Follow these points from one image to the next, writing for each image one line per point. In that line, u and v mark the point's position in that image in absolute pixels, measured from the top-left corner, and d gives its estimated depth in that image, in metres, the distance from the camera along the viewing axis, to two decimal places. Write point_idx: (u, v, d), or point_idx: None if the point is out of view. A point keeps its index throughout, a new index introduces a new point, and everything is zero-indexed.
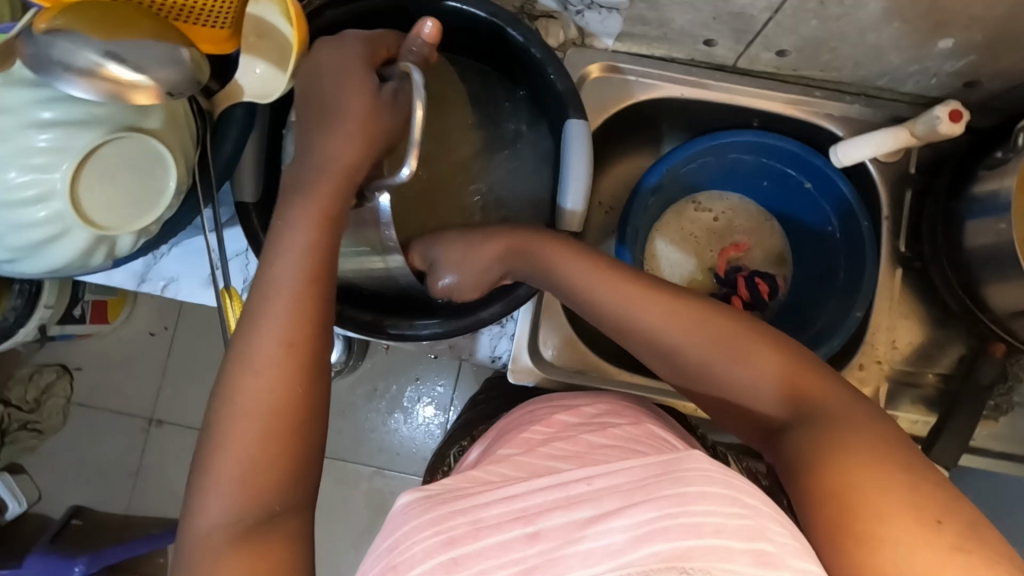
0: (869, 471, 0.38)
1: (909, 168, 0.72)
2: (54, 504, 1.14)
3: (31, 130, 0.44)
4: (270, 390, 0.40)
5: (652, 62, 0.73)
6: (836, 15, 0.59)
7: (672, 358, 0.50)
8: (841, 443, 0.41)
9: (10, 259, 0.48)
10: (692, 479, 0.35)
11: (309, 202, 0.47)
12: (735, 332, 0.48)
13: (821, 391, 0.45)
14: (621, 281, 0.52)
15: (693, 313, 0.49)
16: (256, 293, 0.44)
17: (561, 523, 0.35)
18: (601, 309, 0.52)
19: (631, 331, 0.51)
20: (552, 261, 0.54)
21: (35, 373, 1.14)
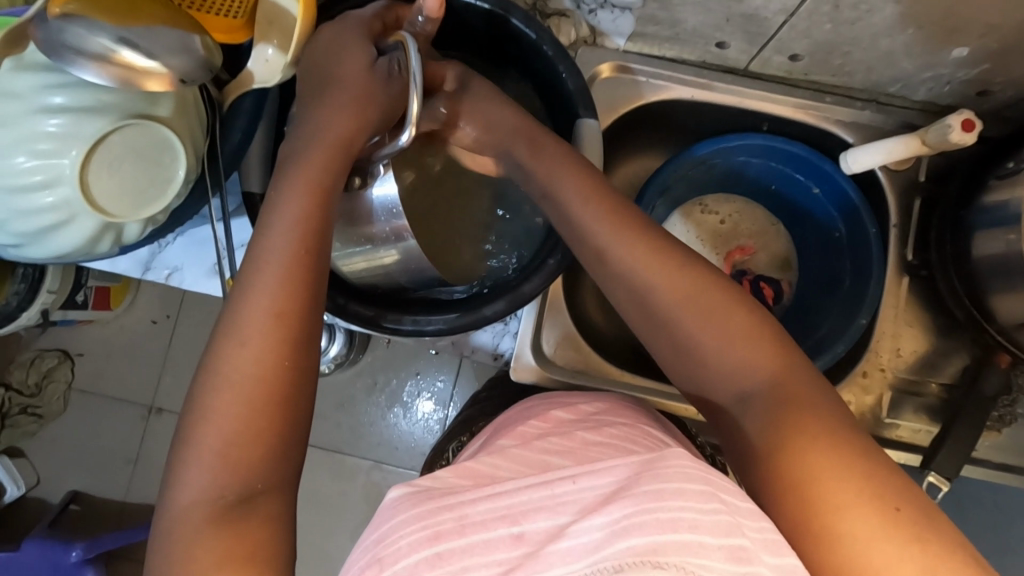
0: (828, 461, 0.38)
1: (918, 176, 0.72)
2: (53, 489, 1.15)
3: (40, 115, 0.44)
4: (260, 370, 0.40)
5: (662, 63, 0.72)
6: (850, 19, 0.59)
7: (659, 321, 0.48)
8: (800, 427, 0.40)
9: (16, 244, 0.48)
10: (672, 475, 0.34)
11: (298, 176, 0.47)
12: (728, 304, 0.46)
13: (780, 365, 0.44)
14: (625, 228, 0.50)
15: (689, 279, 0.47)
16: (248, 268, 0.44)
17: (544, 527, 0.34)
18: (601, 249, 0.51)
19: (625, 281, 0.49)
20: (567, 197, 0.53)
21: (36, 358, 1.14)
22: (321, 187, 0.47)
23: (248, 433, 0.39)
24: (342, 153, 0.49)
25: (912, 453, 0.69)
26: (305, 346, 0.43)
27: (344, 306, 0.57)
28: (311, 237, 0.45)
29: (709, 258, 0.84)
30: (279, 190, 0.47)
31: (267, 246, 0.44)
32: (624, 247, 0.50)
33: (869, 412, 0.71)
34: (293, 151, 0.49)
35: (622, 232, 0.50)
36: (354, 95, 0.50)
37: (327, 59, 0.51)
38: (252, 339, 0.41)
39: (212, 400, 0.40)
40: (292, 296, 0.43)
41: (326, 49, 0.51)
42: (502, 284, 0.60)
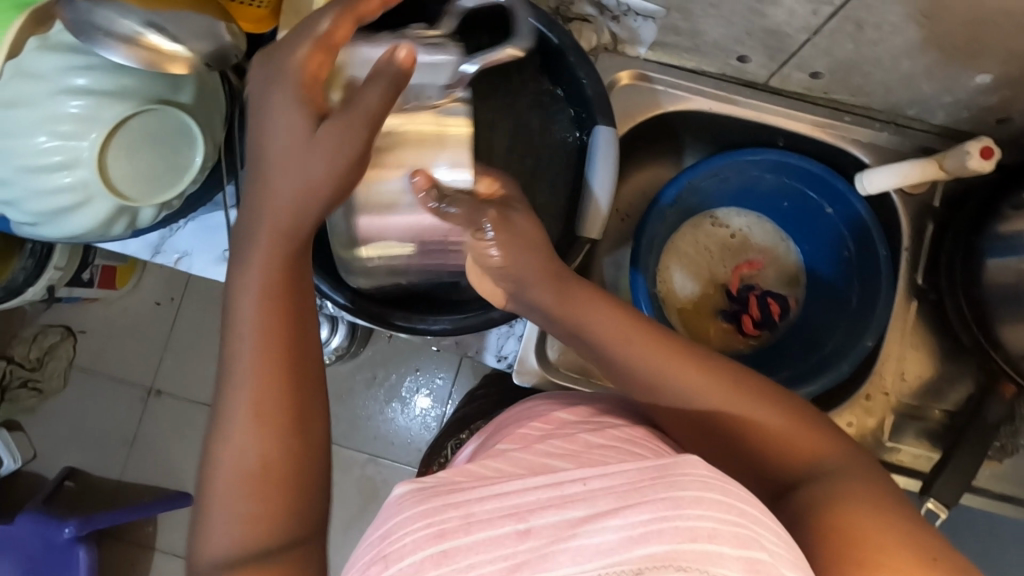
0: (870, 519, 0.39)
1: (932, 201, 0.72)
2: (50, 465, 1.15)
3: (62, 96, 0.44)
4: (256, 462, 0.36)
5: (680, 74, 0.72)
6: (873, 40, 0.58)
7: (687, 420, 0.47)
8: (844, 494, 0.41)
9: (31, 223, 0.48)
10: (688, 483, 0.34)
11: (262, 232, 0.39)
12: (750, 392, 0.46)
13: (817, 445, 0.45)
14: (639, 331, 0.48)
15: (725, 382, 0.46)
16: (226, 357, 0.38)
17: (552, 522, 0.33)
18: (619, 358, 0.48)
19: (648, 387, 0.47)
20: (572, 300, 0.49)
21: (39, 334, 1.15)
22: (286, 272, 0.39)
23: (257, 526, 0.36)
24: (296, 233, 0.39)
25: (912, 478, 0.69)
26: (307, 424, 0.38)
27: (349, 306, 0.57)
28: (288, 319, 0.39)
29: (717, 270, 0.84)
30: (244, 249, 0.39)
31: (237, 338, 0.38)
32: (645, 351, 0.47)
33: (870, 434, 0.70)
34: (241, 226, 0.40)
35: (635, 336, 0.48)
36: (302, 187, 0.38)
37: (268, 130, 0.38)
38: (240, 435, 0.37)
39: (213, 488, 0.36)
40: (279, 375, 0.38)
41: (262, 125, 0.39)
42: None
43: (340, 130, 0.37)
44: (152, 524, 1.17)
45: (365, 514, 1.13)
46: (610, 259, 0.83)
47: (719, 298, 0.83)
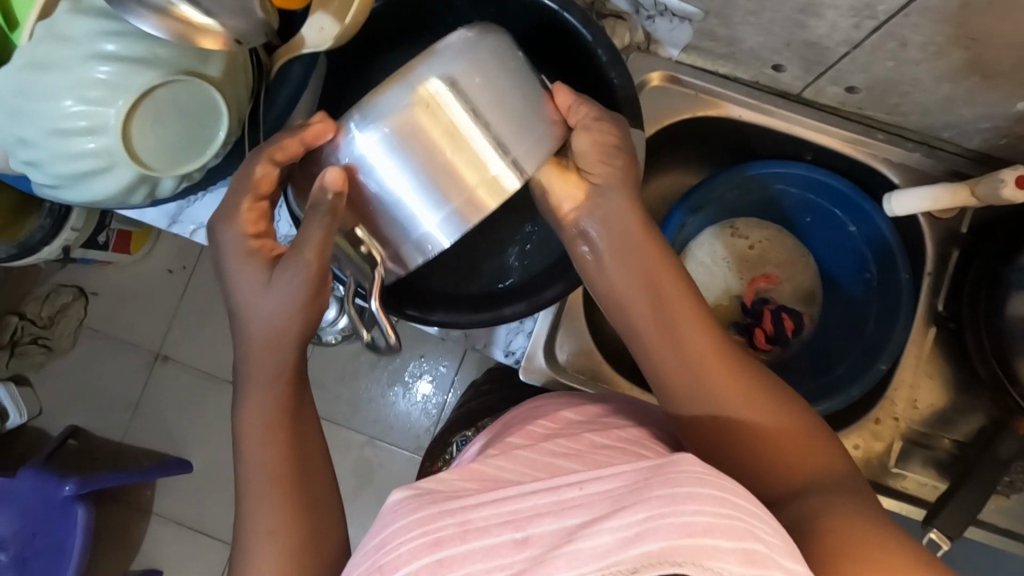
0: (861, 526, 0.38)
1: (959, 228, 0.70)
2: (54, 422, 1.17)
3: (92, 61, 0.44)
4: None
5: (713, 78, 0.71)
6: (915, 59, 0.57)
7: (706, 397, 0.47)
8: (829, 501, 0.41)
9: (53, 185, 0.48)
10: (682, 478, 0.33)
11: (258, 365, 0.49)
12: (766, 393, 0.47)
13: (817, 457, 0.45)
14: (693, 311, 0.50)
15: (743, 376, 0.48)
16: (241, 499, 0.47)
17: (550, 530, 0.32)
18: (666, 332, 0.49)
19: (686, 365, 0.48)
20: (641, 264, 0.51)
21: (52, 293, 1.16)
22: (287, 419, 0.49)
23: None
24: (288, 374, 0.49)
25: (916, 505, 0.68)
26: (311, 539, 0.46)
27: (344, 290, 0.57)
28: (292, 455, 0.48)
29: (732, 281, 0.83)
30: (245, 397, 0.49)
31: (252, 470, 0.47)
32: (694, 329, 0.49)
33: (876, 460, 0.70)
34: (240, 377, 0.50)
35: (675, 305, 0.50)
36: (276, 332, 0.48)
37: (242, 296, 0.49)
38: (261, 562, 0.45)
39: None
40: (286, 505, 0.46)
41: (236, 289, 0.49)
42: (538, 278, 0.60)
43: (292, 271, 0.46)
44: (149, 488, 1.18)
45: (360, 495, 1.14)
46: None
47: (732, 309, 0.82)
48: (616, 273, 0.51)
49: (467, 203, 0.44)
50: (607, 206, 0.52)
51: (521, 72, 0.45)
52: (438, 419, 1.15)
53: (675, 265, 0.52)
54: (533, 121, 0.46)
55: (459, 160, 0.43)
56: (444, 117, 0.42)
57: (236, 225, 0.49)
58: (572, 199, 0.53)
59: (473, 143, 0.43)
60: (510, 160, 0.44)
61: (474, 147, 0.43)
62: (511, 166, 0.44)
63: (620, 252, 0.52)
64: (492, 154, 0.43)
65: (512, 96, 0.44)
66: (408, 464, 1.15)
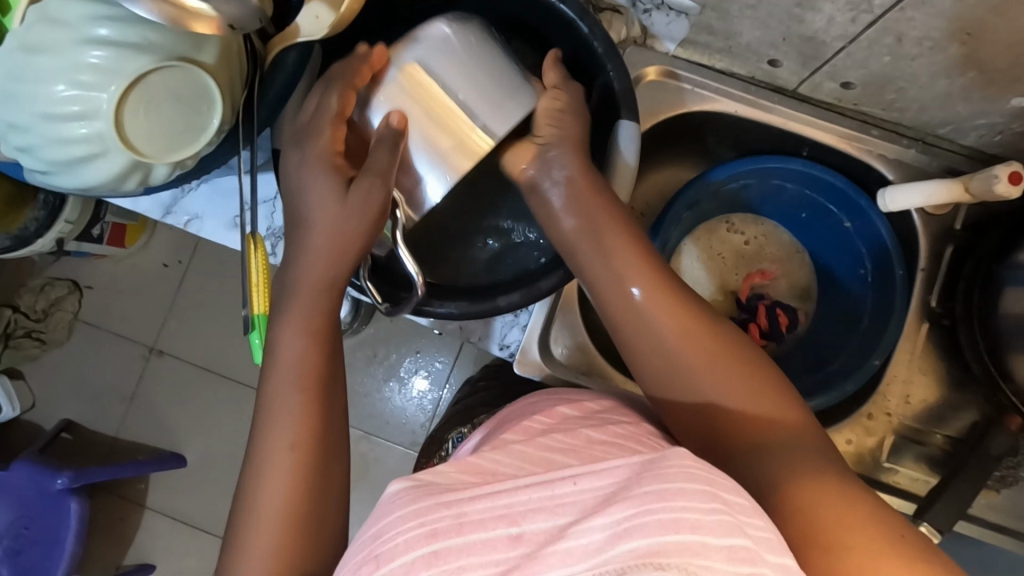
0: (823, 492, 0.38)
1: (954, 225, 0.70)
2: (47, 415, 1.16)
3: (85, 46, 0.43)
4: (285, 497, 0.45)
5: (709, 74, 0.71)
6: (911, 55, 0.57)
7: (668, 362, 0.48)
8: (793, 466, 0.40)
9: (44, 170, 0.48)
10: (673, 475, 0.33)
11: (301, 306, 0.52)
12: (730, 356, 0.47)
13: (782, 418, 0.44)
14: (652, 277, 0.51)
15: (708, 339, 0.48)
16: (262, 408, 0.49)
17: (544, 528, 0.32)
18: (623, 299, 0.51)
19: (643, 332, 0.49)
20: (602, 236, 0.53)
21: (46, 285, 1.15)
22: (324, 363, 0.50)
23: (280, 554, 0.44)
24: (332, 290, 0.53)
25: (908, 500, 0.69)
26: (325, 463, 0.48)
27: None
28: (314, 415, 0.48)
29: (728, 276, 0.83)
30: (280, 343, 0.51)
31: (274, 385, 0.49)
32: (651, 295, 0.50)
33: (869, 454, 0.70)
34: (283, 290, 0.53)
35: (639, 273, 0.51)
36: (335, 231, 0.52)
37: (298, 198, 0.53)
38: (274, 471, 0.46)
39: (252, 509, 0.45)
40: (309, 421, 0.48)
41: (297, 189, 0.53)
42: (529, 273, 0.60)
43: (365, 189, 0.51)
44: (143, 482, 1.17)
45: (356, 490, 1.14)
46: None
47: (728, 304, 0.82)
48: (580, 244, 0.54)
49: (451, 163, 0.52)
50: (556, 165, 0.55)
51: (492, 55, 0.53)
52: (434, 415, 1.15)
53: (628, 227, 0.54)
54: (503, 93, 0.53)
55: (443, 127, 0.52)
56: (433, 94, 0.52)
57: (311, 144, 0.52)
58: (528, 159, 0.57)
59: (455, 110, 0.52)
60: (481, 125, 0.52)
61: (447, 111, 0.52)
62: (482, 130, 0.52)
63: (575, 208, 0.54)
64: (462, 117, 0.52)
65: (489, 76, 0.52)
66: (402, 459, 1.15)
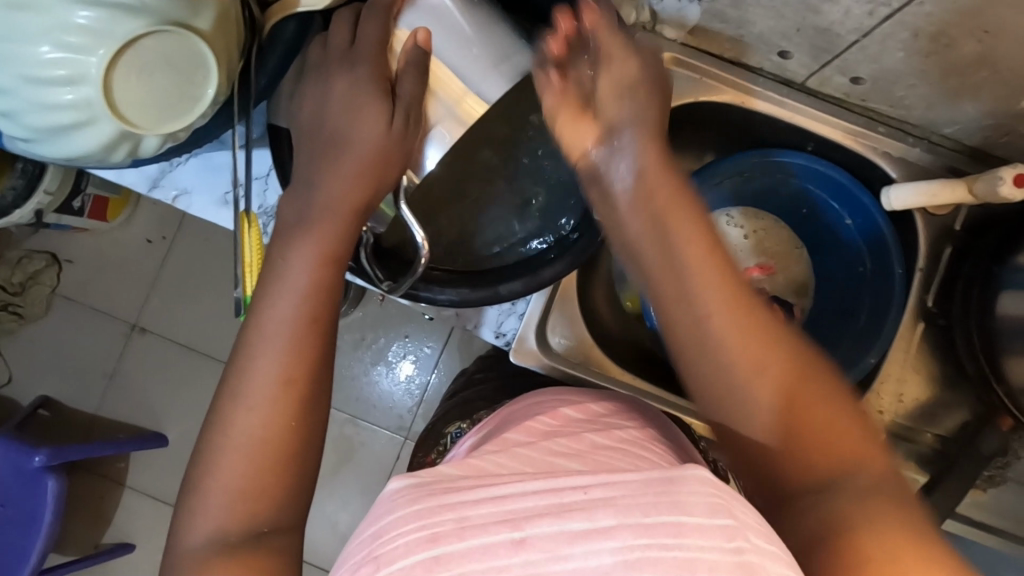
0: (900, 551, 0.37)
1: (954, 225, 0.70)
2: (25, 391, 1.14)
3: (69, 5, 0.40)
4: (266, 432, 0.44)
5: (718, 63, 0.70)
6: (926, 51, 0.56)
7: (725, 376, 0.43)
8: (863, 515, 0.39)
9: (27, 138, 0.45)
10: (693, 507, 0.33)
11: (312, 240, 0.49)
12: (797, 376, 0.43)
13: (846, 444, 0.42)
14: (725, 286, 0.44)
15: (772, 351, 0.43)
16: (253, 335, 0.47)
17: (549, 533, 0.31)
18: (690, 315, 0.44)
19: (707, 356, 0.44)
20: (664, 230, 0.46)
21: (24, 258, 1.12)
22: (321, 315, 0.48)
23: (252, 490, 0.43)
24: (350, 221, 0.50)
25: None
26: (311, 406, 0.46)
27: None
28: (309, 386, 0.46)
29: None
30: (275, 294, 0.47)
31: (274, 312, 0.47)
32: (723, 306, 0.43)
33: None
34: (296, 213, 0.50)
35: (712, 275, 0.44)
36: (372, 156, 0.50)
37: (337, 115, 0.50)
38: (260, 403, 0.45)
39: (230, 434, 0.44)
40: (302, 360, 0.46)
41: (335, 111, 0.50)
42: (555, 245, 0.59)
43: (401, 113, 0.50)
44: (123, 462, 1.15)
45: (341, 474, 1.13)
46: None
47: None
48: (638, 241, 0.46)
49: (447, 129, 0.52)
50: (625, 154, 0.47)
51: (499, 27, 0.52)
52: (422, 400, 1.14)
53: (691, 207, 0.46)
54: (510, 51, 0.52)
55: (440, 88, 0.51)
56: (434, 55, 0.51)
57: (341, 75, 0.50)
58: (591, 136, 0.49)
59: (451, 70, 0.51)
60: (472, 91, 0.51)
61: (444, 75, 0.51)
62: (475, 96, 0.51)
63: (640, 203, 0.46)
64: (456, 81, 0.51)
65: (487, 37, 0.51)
66: (388, 443, 1.14)
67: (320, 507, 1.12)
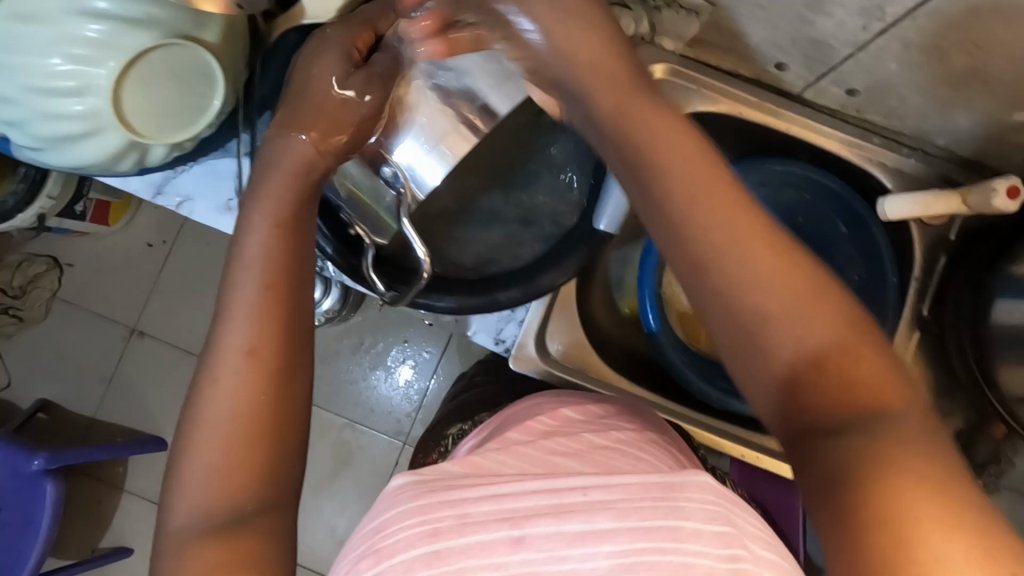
0: (919, 490, 0.30)
1: (948, 235, 0.71)
2: (24, 394, 1.14)
3: (79, 18, 0.41)
4: (236, 409, 0.42)
5: (715, 74, 0.71)
6: (919, 63, 0.57)
7: (719, 284, 0.37)
8: (886, 451, 0.31)
9: (35, 148, 0.46)
10: (691, 512, 0.34)
11: (263, 201, 0.46)
12: (807, 290, 0.36)
13: (874, 376, 0.34)
14: (722, 198, 0.38)
15: (774, 260, 0.36)
16: (223, 315, 0.44)
17: (547, 532, 0.32)
18: (676, 224, 0.38)
19: (699, 265, 0.37)
20: (645, 132, 0.40)
21: (24, 262, 1.12)
22: (288, 287, 0.45)
23: None
24: (308, 176, 0.48)
25: None
26: None
27: (330, 257, 0.57)
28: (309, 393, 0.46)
29: None
30: (236, 268, 0.45)
31: (239, 286, 0.44)
32: (716, 211, 0.37)
33: None
34: (257, 170, 0.48)
35: (707, 179, 0.38)
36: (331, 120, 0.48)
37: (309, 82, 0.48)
38: (226, 377, 0.43)
39: (202, 414, 0.42)
40: (271, 334, 0.44)
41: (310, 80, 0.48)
42: (554, 249, 0.60)
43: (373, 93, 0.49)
44: (121, 466, 1.15)
45: (340, 478, 1.14)
46: (618, 254, 0.87)
47: None
48: (618, 143, 0.41)
49: (448, 146, 0.52)
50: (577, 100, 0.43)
51: None
52: (420, 405, 1.14)
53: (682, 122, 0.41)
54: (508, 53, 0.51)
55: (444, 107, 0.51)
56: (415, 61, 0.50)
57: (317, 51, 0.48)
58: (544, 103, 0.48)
59: (455, 92, 0.51)
60: (476, 109, 0.51)
61: (451, 91, 0.51)
62: (479, 113, 0.51)
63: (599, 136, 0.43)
64: (463, 100, 0.51)
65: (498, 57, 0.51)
66: (386, 448, 1.14)
67: (318, 511, 1.13)
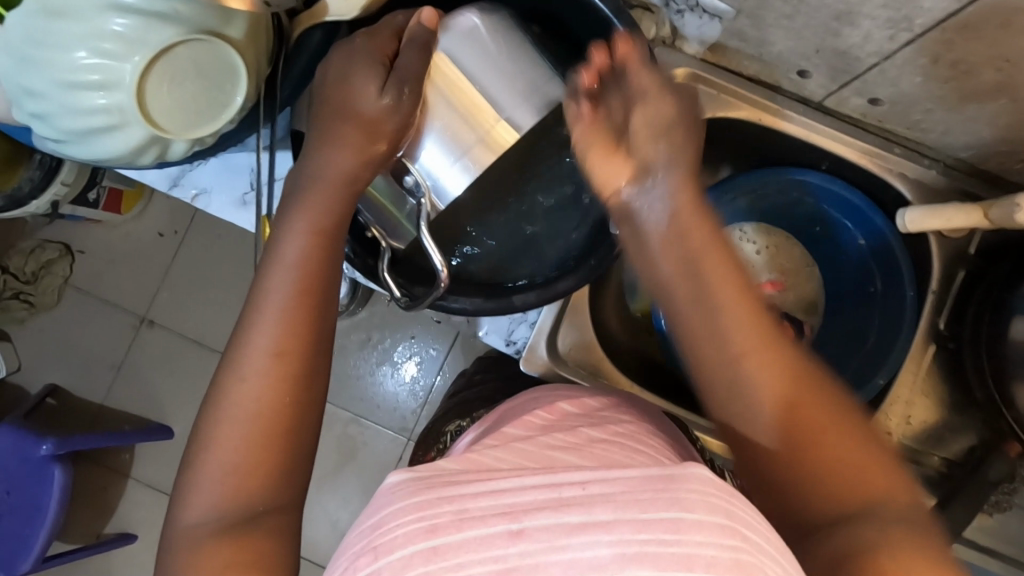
0: (913, 570, 0.35)
1: (967, 249, 0.70)
2: (34, 379, 1.15)
3: (108, 13, 0.42)
4: (255, 403, 0.43)
5: (737, 80, 0.70)
6: (947, 77, 0.56)
7: (728, 372, 0.42)
8: (883, 539, 0.36)
9: (58, 140, 0.46)
10: (691, 504, 0.31)
11: (304, 211, 0.49)
12: (801, 384, 0.41)
13: (861, 461, 0.40)
14: (731, 293, 0.43)
15: (775, 353, 0.42)
16: (248, 316, 0.45)
17: (546, 525, 0.30)
18: (693, 320, 0.43)
19: (712, 353, 0.42)
20: (674, 230, 0.45)
21: (38, 248, 1.13)
22: (318, 289, 0.47)
23: None
24: (339, 182, 0.50)
25: None
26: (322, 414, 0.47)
27: (349, 257, 0.58)
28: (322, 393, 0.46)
29: None
30: (269, 271, 0.47)
31: (269, 285, 0.46)
32: (727, 307, 0.43)
33: None
34: (297, 183, 0.50)
35: (720, 279, 0.43)
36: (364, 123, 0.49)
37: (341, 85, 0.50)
38: (249, 374, 0.43)
39: (222, 408, 0.43)
40: (293, 331, 0.45)
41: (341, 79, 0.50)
42: (568, 260, 0.61)
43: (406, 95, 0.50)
44: (128, 453, 1.16)
45: (343, 472, 1.14)
46: None
47: None
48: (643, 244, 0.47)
49: (475, 157, 0.52)
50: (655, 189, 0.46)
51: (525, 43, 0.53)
52: (425, 402, 1.14)
53: (706, 215, 0.46)
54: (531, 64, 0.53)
55: (469, 119, 0.51)
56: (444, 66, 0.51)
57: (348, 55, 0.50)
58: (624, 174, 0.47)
59: (480, 102, 0.51)
60: (503, 118, 0.52)
61: (476, 99, 0.51)
62: (505, 123, 0.52)
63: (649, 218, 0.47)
64: (488, 108, 0.51)
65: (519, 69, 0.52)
66: (390, 444, 1.14)
67: (322, 504, 1.13)
